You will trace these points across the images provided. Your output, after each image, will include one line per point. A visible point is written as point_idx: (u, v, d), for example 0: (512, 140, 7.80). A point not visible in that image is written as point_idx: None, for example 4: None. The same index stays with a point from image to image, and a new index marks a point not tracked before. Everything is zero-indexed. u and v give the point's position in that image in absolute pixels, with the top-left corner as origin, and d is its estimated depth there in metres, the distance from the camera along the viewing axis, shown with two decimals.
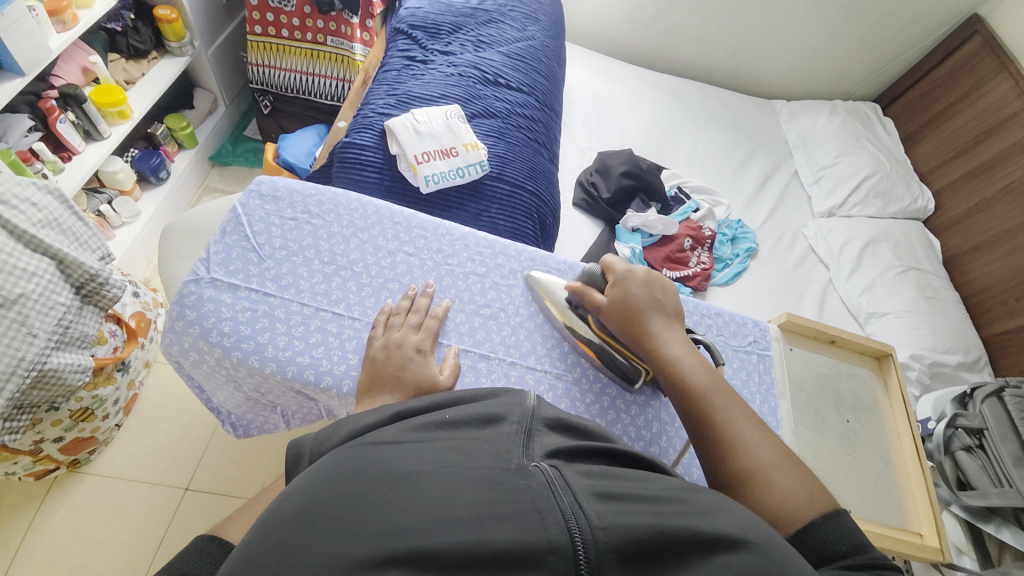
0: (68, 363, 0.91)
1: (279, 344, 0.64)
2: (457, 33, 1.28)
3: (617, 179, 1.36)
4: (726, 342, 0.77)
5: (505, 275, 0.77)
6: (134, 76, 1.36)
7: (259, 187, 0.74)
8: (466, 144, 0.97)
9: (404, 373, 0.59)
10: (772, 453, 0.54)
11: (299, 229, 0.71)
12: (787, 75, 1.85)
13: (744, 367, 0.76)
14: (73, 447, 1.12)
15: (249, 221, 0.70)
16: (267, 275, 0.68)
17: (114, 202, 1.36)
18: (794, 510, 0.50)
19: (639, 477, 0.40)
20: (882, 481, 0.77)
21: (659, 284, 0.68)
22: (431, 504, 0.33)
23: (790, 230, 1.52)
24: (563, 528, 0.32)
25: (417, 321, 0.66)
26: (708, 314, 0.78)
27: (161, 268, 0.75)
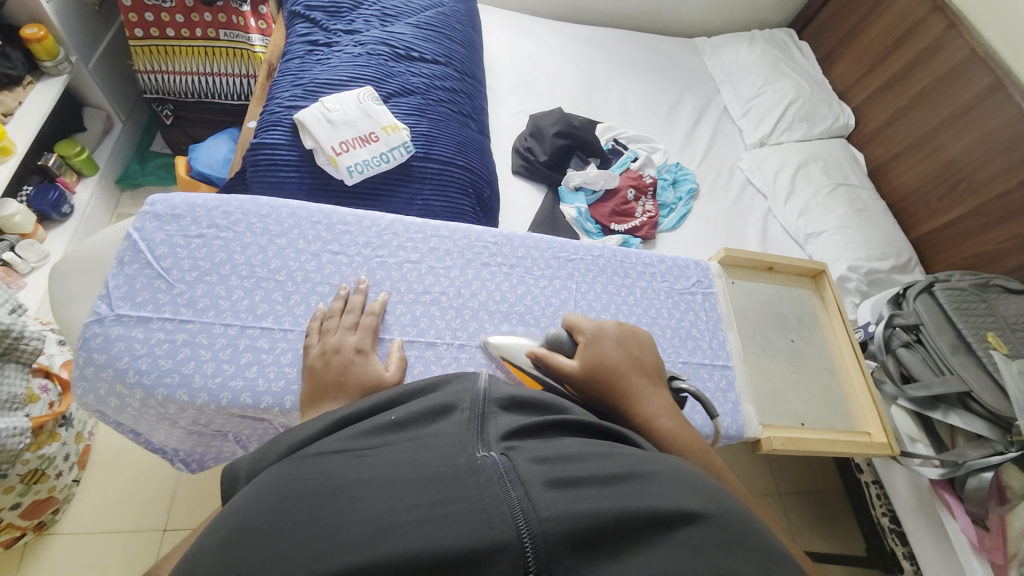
0: (4, 431, 0.87)
1: (206, 372, 0.60)
2: (359, 9, 1.20)
3: (552, 141, 1.34)
4: (671, 287, 0.79)
5: (441, 257, 0.75)
6: (11, 105, 1.21)
7: (154, 207, 0.68)
8: (386, 126, 0.92)
9: (346, 378, 0.57)
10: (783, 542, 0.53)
11: (208, 245, 0.67)
12: (704, 12, 1.85)
13: (691, 309, 0.78)
14: (34, 510, 1.05)
15: (150, 246, 0.65)
16: (180, 301, 0.63)
17: (17, 247, 1.25)
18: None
19: (593, 453, 0.40)
20: (828, 391, 0.81)
21: (641, 349, 0.65)
22: (370, 519, 0.33)
23: (727, 166, 1.56)
24: (509, 525, 0.33)
25: (353, 321, 0.64)
26: (650, 262, 0.80)
27: (56, 314, 0.68)
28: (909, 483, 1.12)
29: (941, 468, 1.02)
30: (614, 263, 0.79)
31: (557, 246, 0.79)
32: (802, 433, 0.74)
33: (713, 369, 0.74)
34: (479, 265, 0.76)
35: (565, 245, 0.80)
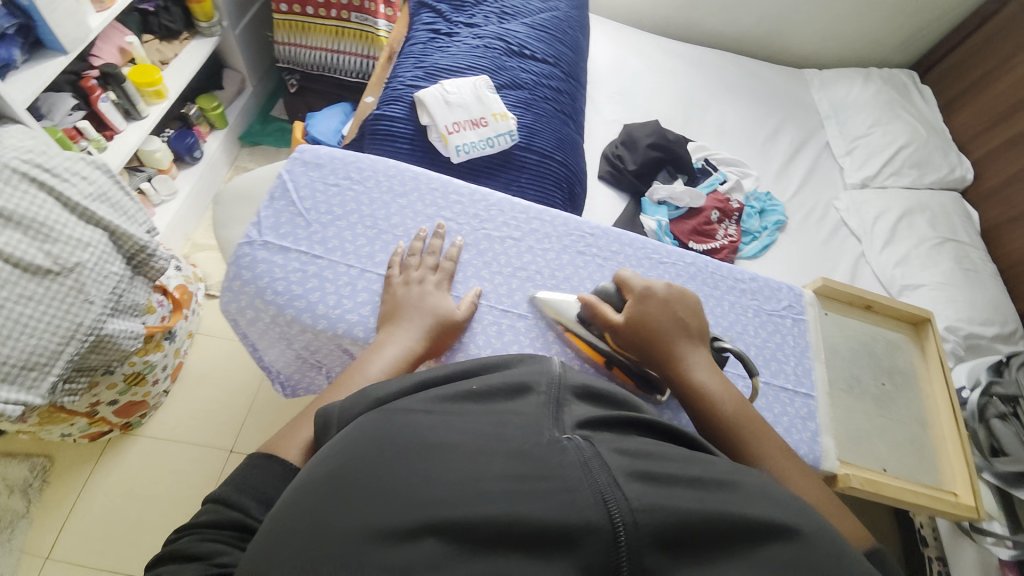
0: (121, 330, 1.00)
1: (328, 303, 0.67)
2: (481, 5, 1.27)
3: (645, 151, 1.35)
4: (760, 306, 0.77)
5: (540, 239, 0.78)
6: (168, 56, 1.37)
7: (302, 154, 0.76)
8: (495, 114, 0.97)
9: (425, 305, 0.66)
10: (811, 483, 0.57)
11: (342, 194, 0.74)
12: (818, 45, 1.79)
13: (778, 331, 0.76)
14: (126, 410, 1.19)
15: (295, 187, 0.73)
16: (314, 238, 0.71)
17: (153, 180, 1.41)
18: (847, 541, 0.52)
19: (668, 453, 0.42)
20: (918, 443, 0.76)
21: (688, 309, 0.68)
22: (466, 478, 0.37)
23: (821, 203, 1.49)
24: (600, 509, 0.35)
25: (434, 263, 0.70)
26: (741, 279, 0.78)
27: (216, 232, 0.79)
28: (976, 562, 1.03)
29: (1014, 550, 0.97)
30: (705, 273, 0.78)
31: (651, 246, 0.79)
32: (884, 479, 0.71)
33: (795, 396, 0.71)
34: (574, 252, 0.78)
35: (658, 247, 0.80)
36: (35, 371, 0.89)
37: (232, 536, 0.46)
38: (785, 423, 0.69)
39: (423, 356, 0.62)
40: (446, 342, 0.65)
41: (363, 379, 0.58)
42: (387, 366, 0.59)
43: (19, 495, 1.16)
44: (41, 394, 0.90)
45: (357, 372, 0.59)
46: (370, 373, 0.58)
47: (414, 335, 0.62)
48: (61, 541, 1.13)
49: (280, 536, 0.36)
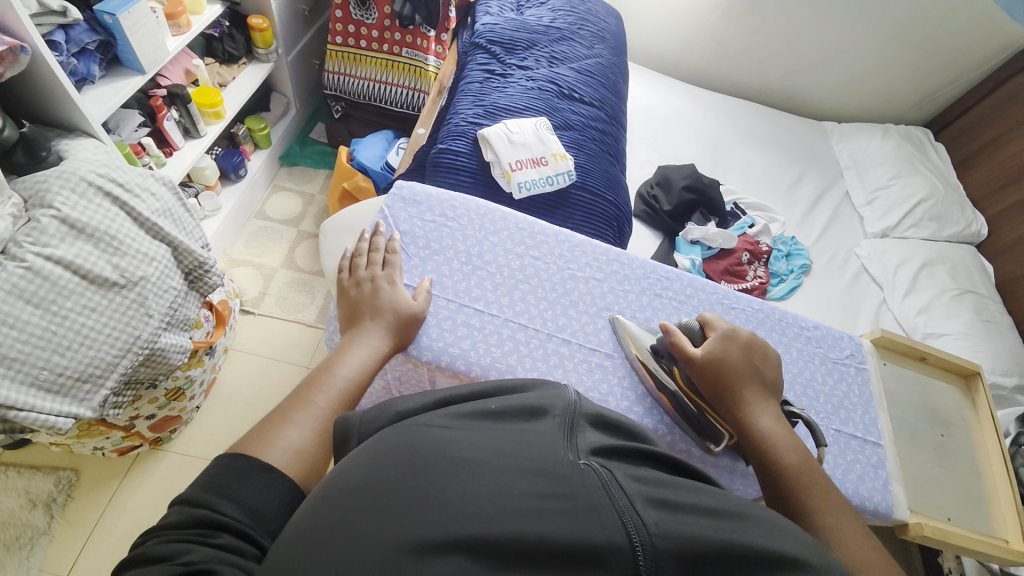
0: (172, 344, 1.00)
1: (432, 335, 0.72)
2: (532, 49, 1.34)
3: (680, 193, 1.41)
4: (825, 354, 0.79)
5: (621, 281, 0.83)
6: (227, 79, 1.44)
7: (400, 190, 0.82)
8: (555, 153, 1.02)
9: (377, 300, 0.68)
10: (872, 549, 0.54)
11: (438, 230, 0.80)
12: (836, 100, 1.89)
13: (844, 379, 0.78)
14: (161, 424, 1.18)
15: (395, 221, 0.79)
16: (415, 271, 0.76)
17: (200, 195, 1.44)
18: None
19: (680, 482, 0.44)
20: (971, 491, 0.79)
21: (767, 365, 0.70)
22: (490, 496, 0.39)
23: (843, 250, 1.55)
24: (621, 532, 0.38)
25: (381, 259, 0.73)
26: (808, 326, 0.81)
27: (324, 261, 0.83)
28: None
29: None
30: (773, 320, 0.81)
31: (723, 292, 0.82)
32: (948, 527, 0.73)
33: (865, 444, 0.73)
34: (653, 294, 0.82)
35: (728, 292, 0.83)
36: (87, 383, 0.87)
37: (195, 532, 0.43)
38: (858, 471, 0.71)
39: (390, 354, 0.66)
40: (405, 334, 0.68)
41: (333, 380, 0.60)
42: (356, 367, 0.62)
43: (43, 509, 1.13)
44: (91, 407, 0.88)
45: (324, 372, 0.61)
46: (339, 375, 0.61)
47: (381, 335, 0.66)
48: (82, 560, 1.10)
49: (311, 547, 0.38)
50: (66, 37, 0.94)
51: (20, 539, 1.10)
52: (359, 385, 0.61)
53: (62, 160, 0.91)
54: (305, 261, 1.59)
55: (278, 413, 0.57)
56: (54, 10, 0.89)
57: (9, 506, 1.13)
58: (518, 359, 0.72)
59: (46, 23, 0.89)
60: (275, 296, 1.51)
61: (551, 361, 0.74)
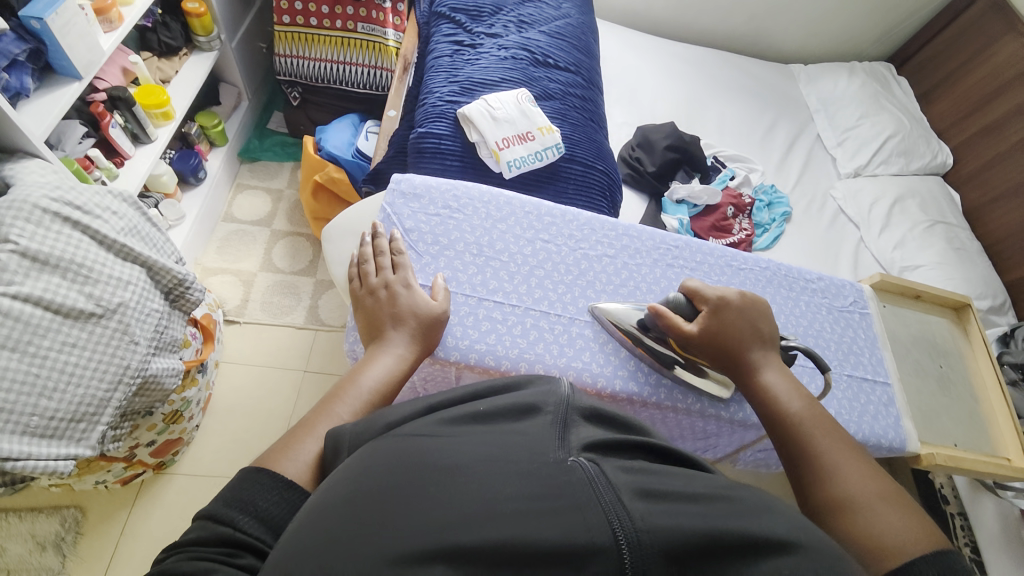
0: (164, 368, 0.94)
1: (456, 334, 0.71)
2: (498, 14, 1.27)
3: (662, 153, 1.40)
4: (831, 304, 0.83)
5: (632, 255, 0.83)
6: (169, 74, 1.31)
7: (399, 186, 0.81)
8: (541, 127, 0.99)
9: (396, 306, 0.67)
10: (871, 478, 0.58)
11: (445, 223, 0.79)
12: (802, 41, 1.89)
13: (850, 325, 0.82)
14: (162, 450, 1.13)
15: (400, 219, 0.78)
16: (427, 270, 0.75)
17: (161, 205, 1.34)
18: (897, 544, 0.52)
19: (669, 473, 0.42)
20: (971, 416, 0.85)
21: (772, 325, 0.72)
22: (475, 504, 0.37)
23: (820, 193, 1.58)
24: (605, 528, 0.36)
25: (388, 261, 0.72)
26: (812, 279, 0.85)
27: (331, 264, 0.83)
28: (997, 514, 1.14)
29: None
30: (780, 276, 0.84)
31: (731, 254, 0.84)
32: (957, 453, 0.79)
33: (875, 384, 0.78)
34: (665, 265, 0.83)
35: (735, 254, 0.85)
36: (82, 423, 0.82)
37: (218, 551, 0.41)
38: (872, 410, 0.76)
39: (416, 361, 0.65)
40: (432, 338, 0.67)
41: (359, 391, 0.59)
42: (381, 376, 0.61)
43: (53, 551, 1.09)
44: (90, 446, 0.84)
45: (349, 383, 0.60)
46: (365, 384, 0.60)
47: (405, 342, 0.65)
48: None
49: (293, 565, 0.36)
50: None
51: None
52: (385, 394, 0.59)
53: (11, 186, 0.83)
54: (284, 263, 1.52)
55: (302, 424, 0.55)
56: None
57: (16, 553, 1.08)
58: (546, 347, 0.73)
59: None
60: (258, 301, 1.44)
61: (577, 345, 0.74)
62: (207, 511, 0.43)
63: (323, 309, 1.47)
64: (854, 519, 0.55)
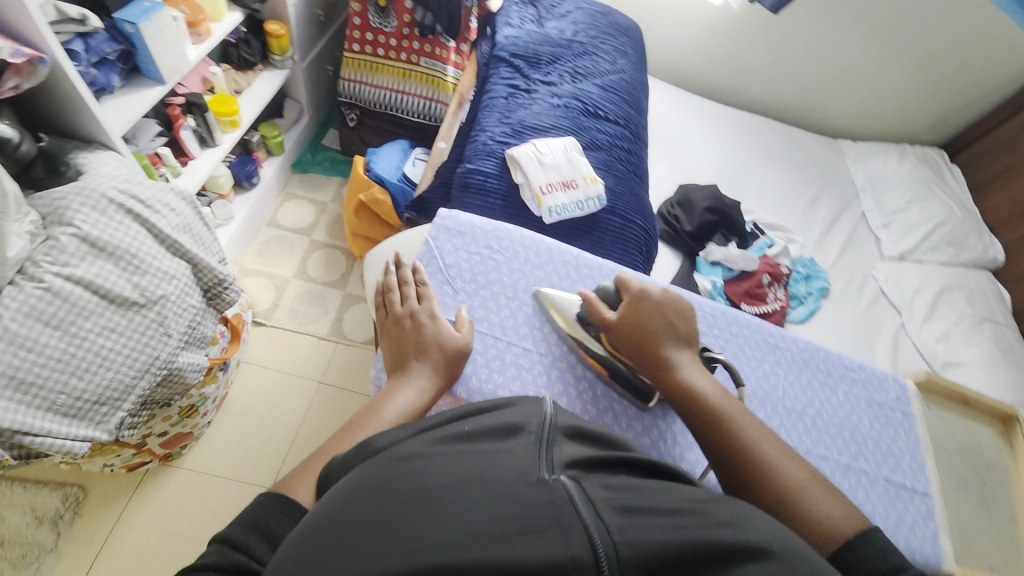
0: (189, 363, 0.96)
1: (481, 376, 0.72)
2: (555, 64, 1.32)
3: (701, 214, 1.41)
4: (871, 397, 0.80)
5: None
6: (243, 86, 1.41)
7: (445, 221, 0.85)
8: (585, 176, 1.03)
9: (423, 339, 0.69)
10: (798, 470, 0.60)
11: (484, 261, 0.82)
12: (855, 119, 1.89)
13: (891, 424, 0.78)
14: (172, 441, 1.14)
15: (441, 253, 0.82)
16: (462, 307, 0.77)
17: (214, 205, 1.41)
18: (829, 525, 0.56)
19: (656, 489, 0.43)
20: (1014, 538, 0.82)
21: (678, 311, 0.72)
22: (458, 519, 0.37)
23: (860, 272, 1.53)
24: (585, 545, 0.36)
25: (417, 293, 0.74)
26: (852, 367, 0.82)
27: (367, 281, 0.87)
28: None
29: None
30: (818, 359, 0.81)
31: (772, 332, 0.82)
32: None
33: (914, 494, 0.73)
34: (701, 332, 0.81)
35: (775, 332, 0.83)
36: (105, 406, 0.84)
37: None
38: (907, 521, 0.71)
39: (437, 394, 0.65)
40: (454, 371, 0.68)
41: (379, 421, 0.59)
42: (402, 408, 0.61)
43: (50, 527, 1.10)
44: (107, 430, 0.85)
45: (370, 414, 0.60)
46: (386, 416, 0.60)
47: (426, 374, 0.66)
48: None
49: None
50: (86, 46, 0.91)
51: (26, 557, 1.07)
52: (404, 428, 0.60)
53: (81, 175, 0.88)
54: (318, 273, 1.56)
55: (324, 456, 0.56)
56: (72, 17, 0.86)
57: (12, 524, 1.09)
58: (570, 400, 0.73)
59: (65, 32, 0.86)
60: (287, 307, 1.48)
61: (600, 403, 0.74)
62: (225, 534, 0.44)
63: (347, 322, 1.49)
64: (790, 514, 0.56)
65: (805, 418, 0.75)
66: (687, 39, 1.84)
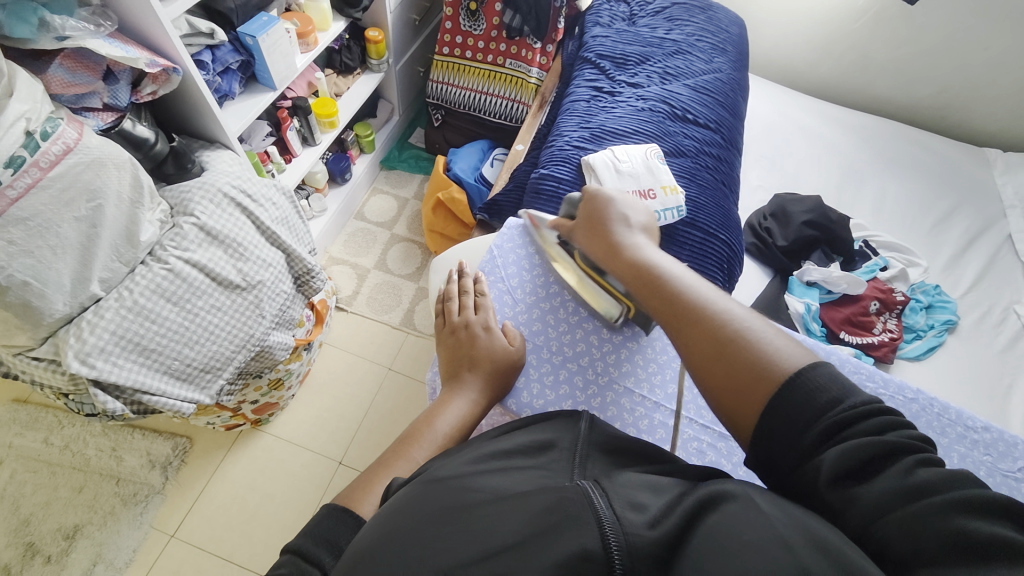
0: (278, 342, 1.07)
1: (533, 392, 0.74)
2: (644, 64, 1.25)
3: (798, 229, 1.28)
4: (995, 465, 0.68)
5: None
6: (342, 89, 1.52)
7: (510, 231, 0.88)
8: (665, 186, 0.98)
9: (476, 349, 0.71)
10: (748, 313, 0.54)
11: (546, 274, 0.84)
12: (1009, 123, 1.57)
13: (1017, 498, 0.66)
14: (261, 409, 1.27)
15: (504, 263, 0.85)
16: (520, 318, 0.79)
17: (310, 197, 1.55)
18: (777, 361, 0.48)
19: (679, 484, 0.42)
20: None
21: (628, 201, 0.74)
22: (491, 530, 0.37)
23: (1000, 305, 1.29)
24: (598, 538, 0.36)
25: (473, 302, 0.77)
26: (973, 427, 0.71)
27: (432, 281, 0.91)
28: None
29: None
30: (929, 414, 0.71)
31: (867, 372, 0.74)
32: None
33: None
34: None
35: (872, 373, 0.74)
36: (208, 374, 0.96)
37: None
38: None
39: (487, 408, 0.67)
40: (505, 384, 0.70)
41: (433, 435, 0.61)
42: (454, 421, 0.63)
43: (159, 470, 1.28)
44: (209, 395, 0.97)
45: (425, 425, 0.62)
46: (440, 429, 0.62)
47: (479, 387, 0.68)
48: (186, 521, 1.23)
49: None
50: (213, 57, 1.04)
51: (137, 495, 1.25)
52: (455, 442, 0.61)
53: (205, 171, 1.01)
54: (396, 265, 1.64)
55: (380, 464, 0.58)
56: (201, 32, 0.99)
57: (133, 463, 1.28)
58: (624, 426, 0.71)
59: (195, 43, 0.98)
60: (366, 295, 1.58)
61: (657, 435, 0.71)
62: (293, 545, 0.46)
63: (418, 314, 1.56)
64: (733, 364, 0.50)
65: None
66: (801, 32, 1.66)
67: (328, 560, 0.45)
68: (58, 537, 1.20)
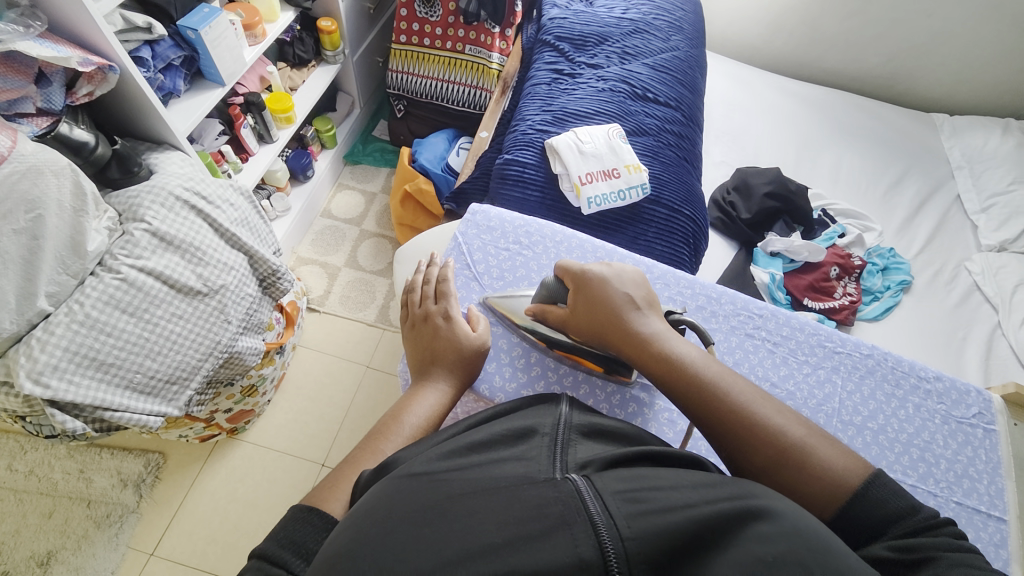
0: (248, 347, 1.04)
1: (505, 376, 0.74)
2: (603, 44, 1.25)
3: (760, 201, 1.31)
4: (948, 412, 0.72)
5: (707, 317, 0.78)
6: (297, 83, 1.47)
7: (475, 217, 0.87)
8: (628, 165, 1.00)
9: (439, 339, 0.70)
10: (793, 422, 0.56)
11: (512, 259, 0.84)
12: (951, 88, 1.64)
13: (969, 443, 0.71)
14: (236, 417, 1.24)
15: (469, 249, 0.84)
16: (488, 305, 0.79)
17: (272, 197, 1.50)
18: (826, 469, 0.52)
19: (664, 477, 0.42)
20: None
21: (623, 273, 0.72)
22: (472, 533, 0.37)
23: (950, 264, 1.35)
24: (594, 544, 0.36)
25: (434, 291, 0.76)
26: (926, 377, 0.75)
27: (399, 272, 0.89)
28: None
29: None
30: (885, 369, 0.75)
31: (826, 334, 0.77)
32: None
33: (988, 520, 0.66)
34: (743, 334, 0.77)
35: (831, 334, 0.77)
36: (175, 385, 0.92)
37: None
38: (978, 550, 0.65)
39: (459, 397, 0.67)
40: (473, 369, 0.70)
41: (401, 427, 0.61)
42: (424, 413, 0.63)
43: (133, 488, 1.23)
44: (177, 406, 0.94)
45: (393, 419, 0.62)
46: (408, 421, 0.62)
47: (447, 377, 0.67)
48: (166, 538, 1.19)
49: None
50: (152, 53, 0.98)
51: (111, 516, 1.20)
52: (426, 432, 0.61)
53: (152, 175, 0.96)
54: (367, 261, 1.62)
55: (350, 462, 0.58)
56: (140, 26, 0.94)
57: (104, 484, 1.24)
58: (595, 402, 0.73)
59: (132, 39, 0.93)
60: (338, 295, 1.55)
61: (630, 410, 0.72)
62: (261, 550, 0.46)
63: (393, 310, 1.54)
64: (789, 475, 0.52)
65: (863, 433, 0.70)
66: (755, 8, 1.68)
67: (298, 562, 0.45)
68: (32, 564, 1.15)
